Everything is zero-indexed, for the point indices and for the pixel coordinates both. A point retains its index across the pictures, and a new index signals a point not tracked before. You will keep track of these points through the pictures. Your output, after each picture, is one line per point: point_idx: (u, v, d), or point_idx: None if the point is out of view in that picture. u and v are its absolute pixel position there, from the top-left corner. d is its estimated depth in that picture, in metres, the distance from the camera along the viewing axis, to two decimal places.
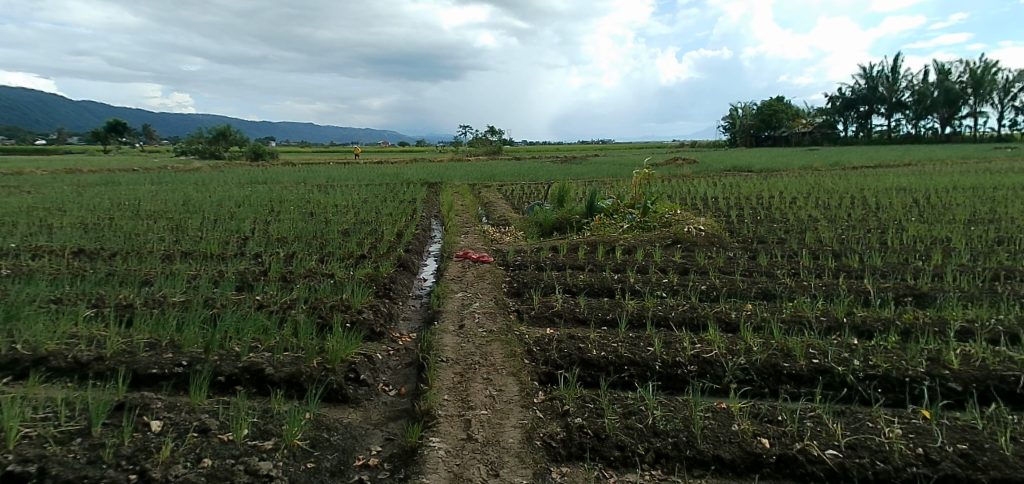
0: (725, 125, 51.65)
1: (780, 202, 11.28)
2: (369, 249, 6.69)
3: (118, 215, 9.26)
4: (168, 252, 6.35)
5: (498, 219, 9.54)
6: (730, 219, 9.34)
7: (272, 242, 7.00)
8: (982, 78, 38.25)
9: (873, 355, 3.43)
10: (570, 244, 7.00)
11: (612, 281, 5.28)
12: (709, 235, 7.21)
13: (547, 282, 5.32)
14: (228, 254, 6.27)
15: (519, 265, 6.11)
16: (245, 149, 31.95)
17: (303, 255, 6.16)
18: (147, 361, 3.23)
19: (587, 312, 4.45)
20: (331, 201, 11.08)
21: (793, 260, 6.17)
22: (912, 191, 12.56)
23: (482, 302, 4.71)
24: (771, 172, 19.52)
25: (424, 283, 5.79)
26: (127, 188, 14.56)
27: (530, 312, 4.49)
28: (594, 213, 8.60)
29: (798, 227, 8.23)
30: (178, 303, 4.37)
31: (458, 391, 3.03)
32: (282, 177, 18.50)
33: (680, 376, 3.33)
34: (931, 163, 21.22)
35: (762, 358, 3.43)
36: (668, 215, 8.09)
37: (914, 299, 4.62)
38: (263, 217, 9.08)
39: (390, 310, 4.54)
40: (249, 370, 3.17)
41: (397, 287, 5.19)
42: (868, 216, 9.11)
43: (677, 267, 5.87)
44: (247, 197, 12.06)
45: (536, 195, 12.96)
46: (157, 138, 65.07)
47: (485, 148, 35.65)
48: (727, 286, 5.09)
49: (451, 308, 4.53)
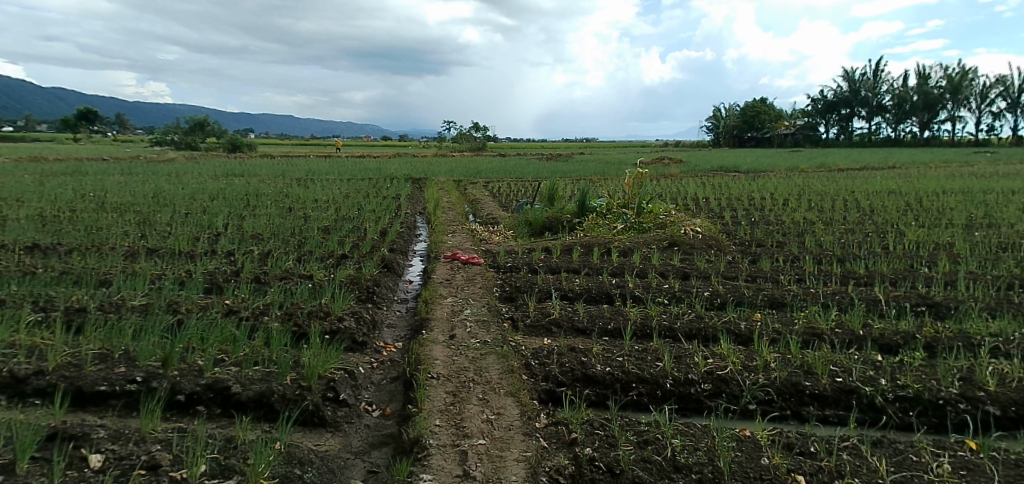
0: (708, 126, 51.91)
1: (772, 203, 11.14)
2: (351, 248, 6.30)
3: (81, 207, 8.68)
4: (131, 249, 5.87)
5: (486, 218, 9.20)
6: (724, 220, 9.13)
7: (247, 239, 6.56)
8: (959, 84, 38.89)
9: (900, 374, 3.21)
10: (563, 245, 6.69)
11: (611, 286, 4.98)
12: (707, 238, 6.97)
13: (542, 287, 4.99)
14: (198, 252, 5.82)
15: (511, 266, 5.79)
16: (223, 140, 31.08)
17: (279, 254, 5.75)
18: (95, 376, 2.81)
19: (588, 321, 4.14)
20: (311, 196, 10.62)
21: (796, 265, 5.96)
22: (901, 194, 12.52)
23: (474, 308, 4.37)
24: (758, 172, 19.49)
25: (410, 285, 5.43)
26: (95, 178, 13.86)
27: (526, 321, 4.17)
28: (586, 213, 8.31)
29: (794, 230, 8.05)
30: (137, 306, 3.93)
31: (451, 415, 2.69)
32: (261, 169, 17.89)
33: (695, 396, 3.04)
34: (913, 167, 21.41)
35: (782, 377, 3.15)
36: (663, 215, 7.83)
37: (929, 310, 4.43)
38: (238, 212, 8.60)
39: (374, 316, 4.18)
40: (213, 388, 2.78)
41: (382, 290, 4.83)
42: (862, 220, 8.98)
43: (677, 272, 5.60)
44: (221, 190, 11.52)
45: (524, 192, 12.65)
46: (132, 128, 63.22)
47: (470, 144, 35.22)
48: (732, 294, 4.84)
49: (440, 315, 4.18)
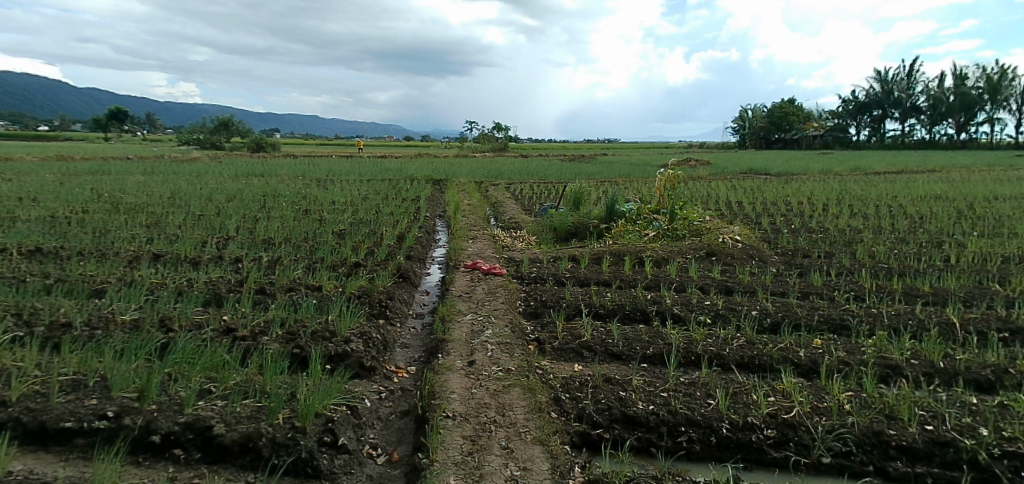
0: (735, 126, 50.72)
1: (811, 209, 10.50)
2: (366, 255, 5.92)
3: (95, 208, 8.54)
4: (135, 254, 5.60)
5: (508, 222, 8.76)
6: (762, 226, 8.55)
7: (257, 244, 6.25)
8: (1000, 83, 37.19)
9: (1004, 422, 2.68)
10: (590, 253, 6.22)
11: (646, 303, 4.50)
12: (747, 248, 6.43)
13: (570, 303, 4.54)
14: (204, 258, 5.52)
15: (536, 277, 5.36)
16: (247, 140, 31.36)
17: (289, 261, 5.41)
18: (60, 410, 2.45)
19: (624, 345, 3.68)
20: (329, 198, 10.33)
21: (850, 279, 5.38)
22: (950, 200, 11.69)
23: (496, 327, 3.94)
24: (790, 175, 18.73)
25: (426, 297, 5.03)
26: (116, 178, 13.86)
27: (553, 344, 3.73)
28: (615, 219, 7.82)
29: (841, 239, 7.43)
30: (126, 322, 3.60)
31: (468, 470, 2.26)
32: (281, 169, 17.83)
33: (757, 445, 2.56)
34: (955, 170, 20.29)
35: (860, 422, 2.65)
36: (697, 222, 7.31)
37: (1016, 338, 3.85)
38: (252, 214, 8.34)
39: (385, 336, 3.78)
40: (192, 428, 2.40)
41: (395, 305, 4.43)
42: (914, 228, 8.30)
43: (719, 286, 5.09)
44: (239, 191, 11.33)
45: (548, 195, 12.20)
46: (161, 128, 64.52)
47: (491, 144, 34.93)
48: (784, 313, 4.32)
49: (458, 334, 3.75)
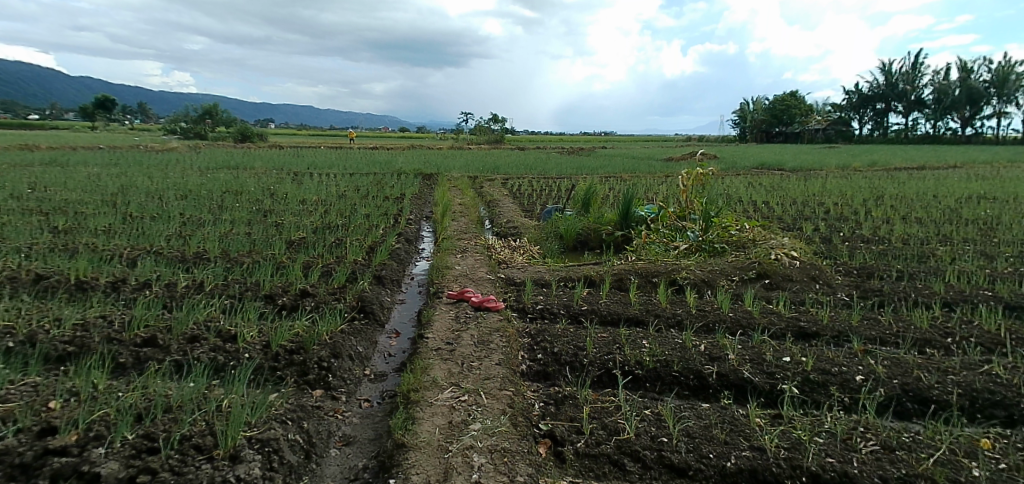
0: (737, 118, 49.34)
1: (851, 211, 9.15)
2: (320, 277, 4.54)
3: (13, 207, 7.16)
4: (8, 275, 4.20)
5: (504, 227, 7.39)
6: (803, 233, 7.20)
7: (183, 261, 4.86)
8: (1009, 75, 35.70)
9: None
10: (610, 274, 4.86)
11: (706, 364, 3.12)
12: (806, 266, 5.08)
13: (595, 360, 3.17)
14: (99, 284, 4.12)
15: (542, 312, 4.01)
16: (229, 131, 29.85)
17: (212, 291, 4.04)
18: None
19: (690, 452, 2.32)
20: (298, 195, 8.95)
21: (963, 316, 4.02)
22: (1001, 201, 10.29)
23: (486, 413, 2.56)
24: (805, 171, 17.41)
25: (392, 344, 3.64)
26: (69, 169, 12.48)
27: (575, 447, 2.37)
28: (632, 225, 6.47)
29: (909, 253, 6.06)
30: None
31: None
32: (259, 160, 16.36)
33: None
34: (977, 167, 18.78)
35: None
36: (736, 231, 5.96)
37: None
38: (196, 216, 6.95)
39: (310, 433, 2.41)
40: None
41: (342, 366, 3.06)
42: (986, 238, 6.93)
43: (793, 330, 3.72)
44: (198, 186, 9.88)
45: (550, 193, 10.87)
46: (153, 117, 62.66)
47: (484, 136, 33.50)
48: (909, 381, 2.96)
49: (426, 434, 2.38)
